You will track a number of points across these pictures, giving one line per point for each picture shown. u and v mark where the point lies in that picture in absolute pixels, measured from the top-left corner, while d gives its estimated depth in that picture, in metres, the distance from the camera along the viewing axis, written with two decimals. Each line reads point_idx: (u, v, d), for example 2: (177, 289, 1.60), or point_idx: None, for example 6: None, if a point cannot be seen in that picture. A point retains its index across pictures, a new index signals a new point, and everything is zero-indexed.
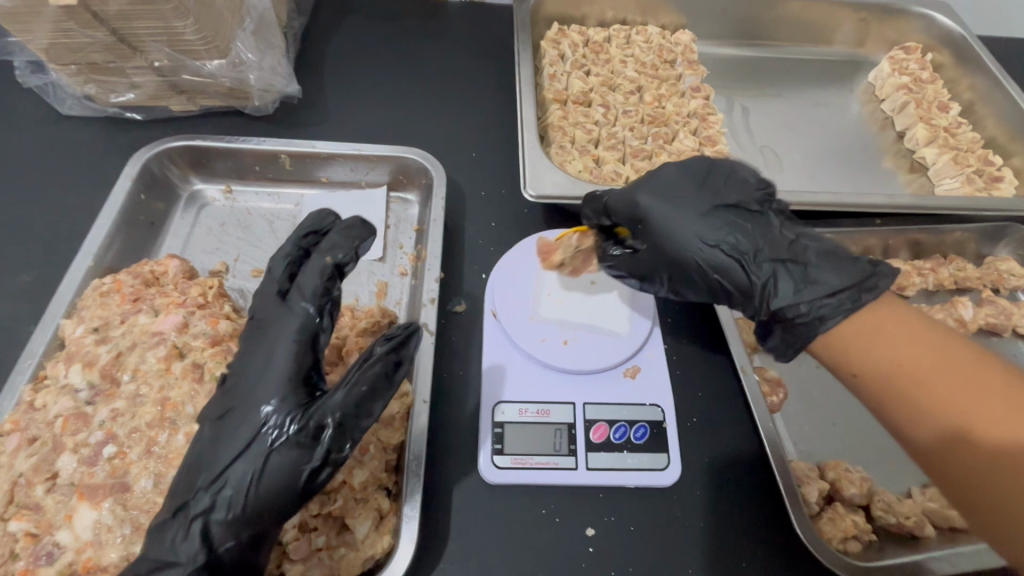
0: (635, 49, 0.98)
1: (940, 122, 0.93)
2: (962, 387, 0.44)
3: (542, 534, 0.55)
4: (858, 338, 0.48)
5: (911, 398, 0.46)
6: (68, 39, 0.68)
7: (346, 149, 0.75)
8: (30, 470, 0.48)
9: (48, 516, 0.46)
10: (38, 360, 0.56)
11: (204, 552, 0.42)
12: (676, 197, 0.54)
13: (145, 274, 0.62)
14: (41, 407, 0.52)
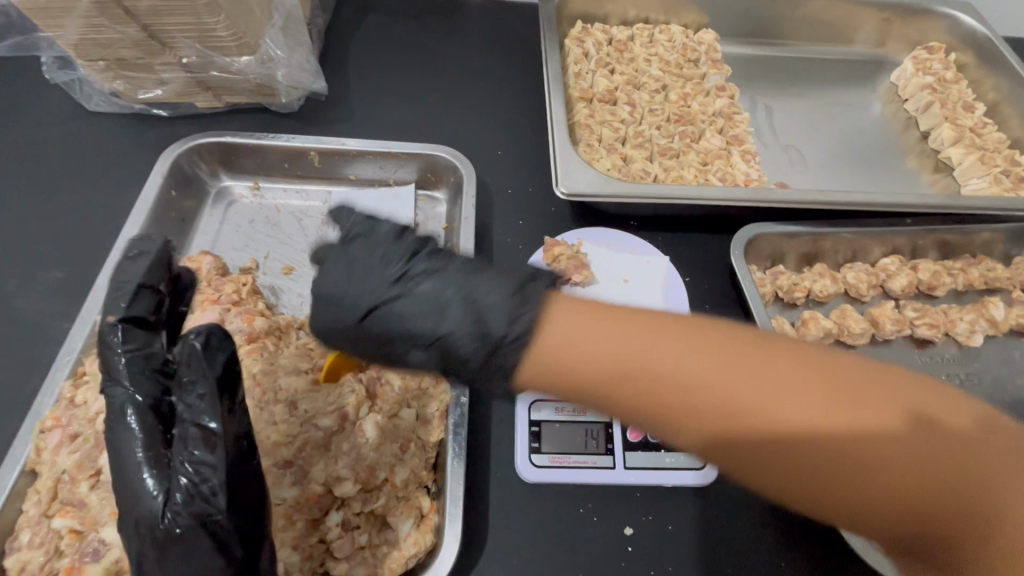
0: (659, 48, 0.98)
1: (965, 122, 0.93)
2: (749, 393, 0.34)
3: (581, 534, 0.55)
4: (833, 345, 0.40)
5: (678, 405, 0.35)
6: (98, 34, 0.68)
7: (375, 146, 0.75)
8: (73, 466, 0.47)
9: (93, 513, 0.46)
10: (76, 358, 0.55)
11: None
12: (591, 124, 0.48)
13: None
14: (81, 403, 0.52)
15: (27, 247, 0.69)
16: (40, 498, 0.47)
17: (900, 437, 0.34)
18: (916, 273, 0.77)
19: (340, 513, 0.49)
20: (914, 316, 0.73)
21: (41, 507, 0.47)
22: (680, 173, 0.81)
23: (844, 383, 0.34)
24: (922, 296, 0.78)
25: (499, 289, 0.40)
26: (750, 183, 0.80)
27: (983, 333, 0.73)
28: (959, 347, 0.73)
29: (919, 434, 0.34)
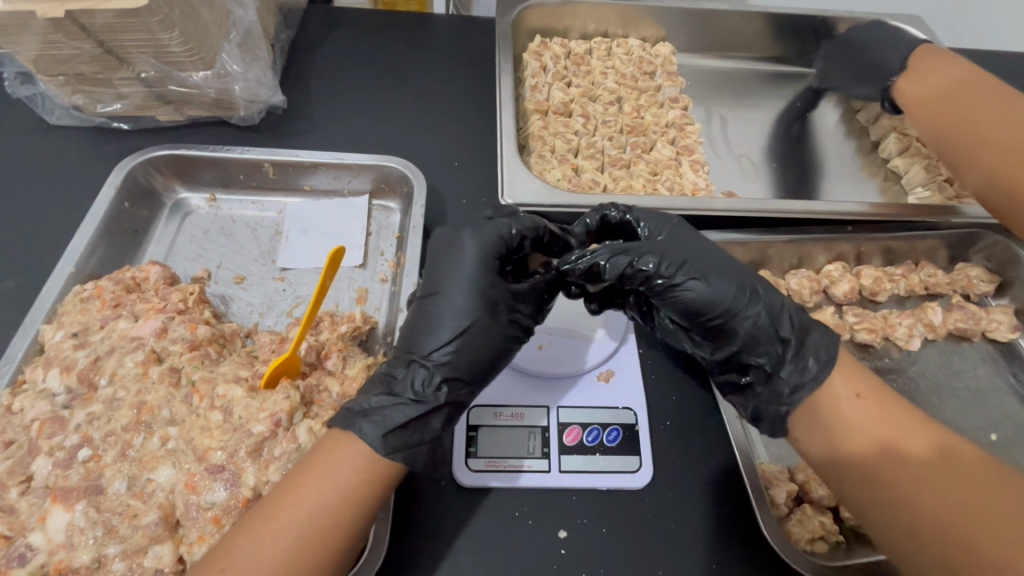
0: (615, 61, 1.00)
1: (912, 132, 0.96)
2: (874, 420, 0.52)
3: (515, 537, 0.56)
4: (833, 400, 0.53)
5: (836, 419, 0.53)
6: (56, 51, 0.70)
7: (328, 158, 0.76)
8: (4, 472, 0.48)
9: (22, 518, 0.47)
10: (17, 365, 0.57)
11: (446, 398, 0.52)
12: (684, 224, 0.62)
13: (126, 280, 0.63)
14: (18, 411, 0.53)
15: None
16: None
17: (915, 459, 0.50)
18: (859, 279, 0.79)
19: None
20: (854, 321, 0.74)
21: None
22: (629, 183, 0.83)
23: (903, 431, 0.51)
24: (865, 301, 0.80)
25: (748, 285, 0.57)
26: (698, 192, 0.82)
27: (921, 337, 0.75)
28: (900, 351, 0.75)
29: (913, 453, 0.50)
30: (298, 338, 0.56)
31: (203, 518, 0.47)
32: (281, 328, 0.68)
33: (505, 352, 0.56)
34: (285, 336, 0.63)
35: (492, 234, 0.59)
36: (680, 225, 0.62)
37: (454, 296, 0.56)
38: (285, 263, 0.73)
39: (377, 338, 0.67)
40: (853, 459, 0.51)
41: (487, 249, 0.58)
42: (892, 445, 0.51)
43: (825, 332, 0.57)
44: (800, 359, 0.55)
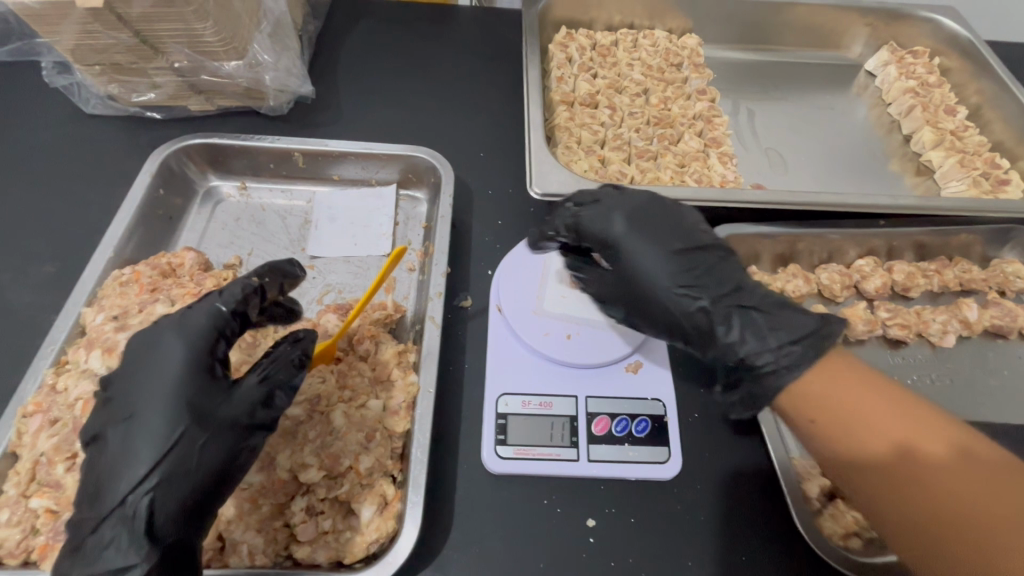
0: (642, 52, 0.99)
1: (946, 125, 0.94)
2: (886, 414, 0.47)
3: (544, 525, 0.56)
4: (850, 409, 0.48)
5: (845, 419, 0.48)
6: (93, 40, 0.71)
7: (357, 147, 0.77)
8: (51, 449, 0.50)
9: (69, 494, 0.48)
10: (59, 346, 0.58)
11: (149, 537, 0.42)
12: (653, 227, 0.58)
13: (162, 265, 0.65)
14: (62, 390, 0.54)
15: (21, 243, 0.72)
16: (19, 478, 0.50)
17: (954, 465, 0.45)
18: (891, 273, 0.78)
19: (306, 498, 0.51)
20: (886, 317, 0.73)
21: (20, 487, 0.49)
22: (656, 175, 0.82)
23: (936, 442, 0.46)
24: (897, 296, 0.79)
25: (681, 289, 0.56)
26: (726, 184, 0.81)
27: (957, 334, 0.74)
28: (933, 348, 0.73)
29: (926, 450, 0.46)
30: (343, 328, 0.59)
31: (240, 497, 0.50)
32: (311, 315, 0.69)
33: (217, 476, 0.44)
34: (318, 323, 0.63)
35: (197, 322, 0.47)
36: (646, 219, 0.58)
37: (137, 405, 0.44)
38: (314, 251, 0.74)
39: (407, 327, 0.68)
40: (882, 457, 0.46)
41: (197, 348, 0.46)
42: (924, 449, 0.46)
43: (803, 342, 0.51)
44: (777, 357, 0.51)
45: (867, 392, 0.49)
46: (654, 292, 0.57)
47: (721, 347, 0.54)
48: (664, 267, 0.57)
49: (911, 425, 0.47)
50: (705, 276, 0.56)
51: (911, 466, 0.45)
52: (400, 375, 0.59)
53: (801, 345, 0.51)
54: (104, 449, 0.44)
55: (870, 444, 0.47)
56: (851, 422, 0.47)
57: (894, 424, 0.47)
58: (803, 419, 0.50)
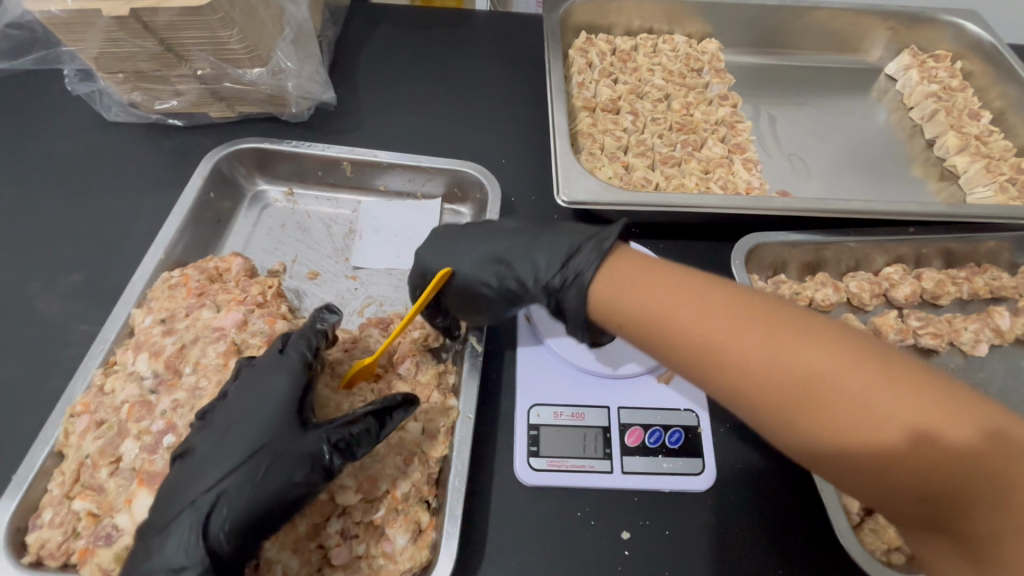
0: (662, 58, 0.99)
1: (970, 130, 0.93)
2: (814, 368, 0.39)
3: (581, 539, 0.55)
4: (764, 372, 0.40)
5: (774, 388, 0.40)
6: (118, 48, 0.71)
7: (406, 159, 0.76)
8: (96, 452, 0.50)
9: (111, 499, 0.48)
10: (109, 346, 0.58)
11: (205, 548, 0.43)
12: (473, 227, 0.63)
13: (210, 270, 0.64)
14: (109, 391, 0.54)
15: (48, 250, 0.72)
16: (63, 478, 0.50)
17: (920, 413, 0.37)
18: (920, 281, 0.77)
19: (341, 521, 0.50)
20: (917, 326, 0.73)
21: (64, 488, 0.50)
22: (681, 181, 0.82)
23: (880, 386, 0.38)
24: (926, 304, 0.78)
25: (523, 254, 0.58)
26: (752, 190, 0.81)
27: (989, 342, 0.73)
28: (964, 357, 0.73)
29: (909, 405, 0.37)
30: (384, 345, 0.57)
31: None
32: (352, 327, 0.68)
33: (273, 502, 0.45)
34: (359, 336, 0.62)
35: (294, 361, 0.51)
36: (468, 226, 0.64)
37: (229, 423, 0.48)
38: (359, 261, 0.73)
39: (448, 345, 0.67)
40: (835, 428, 0.38)
41: (294, 386, 0.49)
42: (879, 406, 0.37)
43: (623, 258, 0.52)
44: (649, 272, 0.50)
45: (785, 348, 0.40)
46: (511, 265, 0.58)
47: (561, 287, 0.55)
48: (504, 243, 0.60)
49: (802, 352, 0.40)
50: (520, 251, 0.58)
51: (838, 406, 0.38)
52: (439, 399, 0.59)
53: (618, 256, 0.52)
54: (192, 457, 0.47)
55: (789, 389, 0.39)
56: (781, 389, 0.40)
57: (805, 359, 0.39)
58: (721, 388, 0.43)
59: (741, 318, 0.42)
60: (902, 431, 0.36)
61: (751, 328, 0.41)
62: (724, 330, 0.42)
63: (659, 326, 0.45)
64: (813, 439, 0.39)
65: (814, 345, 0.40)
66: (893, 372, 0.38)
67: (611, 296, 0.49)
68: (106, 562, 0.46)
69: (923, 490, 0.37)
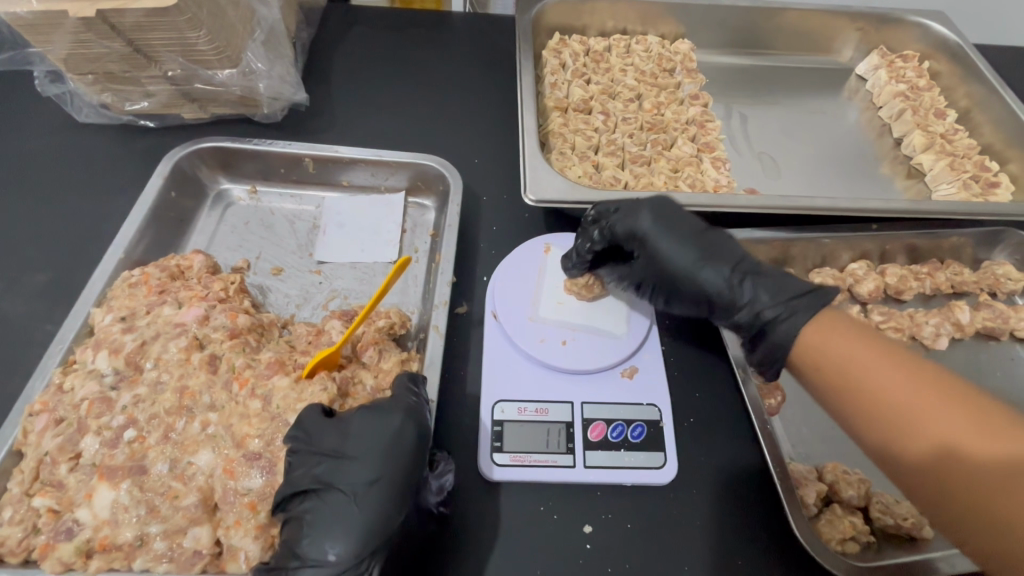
0: (635, 58, 1.00)
1: (936, 129, 0.95)
2: (893, 384, 0.47)
3: (542, 532, 0.56)
4: (845, 376, 0.49)
5: (863, 396, 0.48)
6: (85, 49, 0.71)
7: (367, 154, 0.77)
8: (55, 449, 0.50)
9: (70, 494, 0.49)
10: (68, 346, 0.58)
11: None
12: (671, 218, 0.62)
13: (171, 268, 0.65)
14: (69, 390, 0.54)
15: (16, 251, 0.72)
16: (23, 477, 0.50)
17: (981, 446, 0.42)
18: (884, 277, 0.79)
19: None
20: (879, 321, 0.74)
21: (23, 486, 0.49)
22: (650, 180, 0.83)
23: (950, 417, 0.44)
24: (890, 300, 0.80)
25: (723, 266, 0.59)
26: (719, 189, 0.82)
27: (949, 336, 0.75)
28: (926, 351, 0.74)
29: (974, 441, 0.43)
30: (347, 335, 0.56)
31: (241, 503, 0.48)
32: (316, 320, 0.69)
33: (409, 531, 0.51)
34: (324, 329, 0.62)
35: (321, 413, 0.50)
36: (665, 215, 0.62)
37: (374, 471, 0.47)
38: (322, 256, 0.74)
39: (410, 335, 0.68)
40: (902, 439, 0.46)
41: (364, 427, 0.50)
42: (942, 431, 0.44)
43: (795, 310, 0.54)
44: (797, 307, 0.54)
45: (878, 365, 0.48)
46: (687, 270, 0.60)
47: (739, 313, 0.57)
48: (688, 246, 0.60)
49: (886, 373, 0.48)
50: (717, 259, 0.59)
51: (972, 476, 0.42)
52: None
53: (800, 302, 0.54)
54: (329, 499, 0.47)
55: (929, 449, 0.44)
56: (855, 387, 0.48)
57: (959, 427, 0.44)
58: (809, 363, 0.52)
59: (861, 340, 0.50)
60: (958, 454, 0.43)
61: (909, 386, 0.46)
62: (818, 352, 0.51)
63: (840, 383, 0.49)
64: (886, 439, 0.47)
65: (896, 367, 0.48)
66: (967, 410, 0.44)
67: (808, 348, 0.52)
68: (66, 556, 0.46)
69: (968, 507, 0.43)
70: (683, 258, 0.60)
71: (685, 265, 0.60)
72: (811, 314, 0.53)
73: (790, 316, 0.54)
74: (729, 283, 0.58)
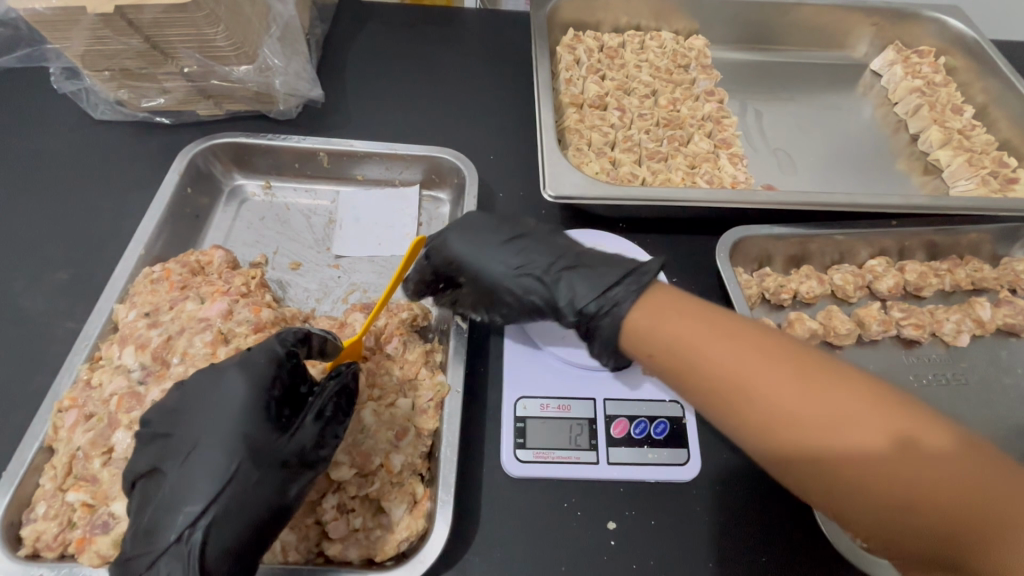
0: (649, 54, 1.00)
1: (953, 125, 0.95)
2: (753, 368, 0.45)
3: (567, 529, 0.56)
4: (688, 367, 0.48)
5: (716, 386, 0.46)
6: (103, 46, 0.70)
7: (382, 147, 0.77)
8: (87, 443, 0.50)
9: (104, 488, 0.49)
10: (93, 342, 0.58)
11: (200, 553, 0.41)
12: (477, 232, 0.62)
13: (191, 263, 0.65)
14: (96, 385, 0.54)
15: (37, 248, 0.72)
16: (56, 472, 0.50)
17: (864, 423, 0.41)
18: (903, 273, 0.78)
19: (336, 496, 0.51)
20: (900, 317, 0.74)
21: (57, 481, 0.50)
22: (668, 175, 0.82)
23: (807, 399, 0.43)
24: (909, 296, 0.79)
25: (545, 263, 0.59)
26: (737, 185, 0.82)
27: (970, 333, 0.74)
28: (946, 347, 0.74)
29: (852, 419, 0.41)
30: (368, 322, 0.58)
31: None
32: (336, 314, 0.69)
33: (276, 502, 0.44)
34: (345, 322, 0.63)
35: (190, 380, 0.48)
36: (468, 232, 0.62)
37: (193, 440, 0.45)
38: (340, 250, 0.74)
39: (431, 327, 0.68)
40: (766, 428, 0.43)
41: (202, 390, 0.47)
42: (800, 416, 0.42)
43: (621, 295, 0.54)
44: (613, 291, 0.55)
45: (731, 350, 0.46)
46: (506, 276, 0.60)
47: (565, 311, 0.58)
48: (501, 251, 0.61)
49: (740, 358, 0.46)
50: (534, 262, 0.60)
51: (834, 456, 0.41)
52: (428, 374, 0.60)
53: (628, 284, 0.54)
54: (161, 475, 0.45)
55: (778, 429, 0.43)
56: (709, 379, 0.46)
57: (815, 404, 0.43)
58: (647, 357, 0.51)
59: (713, 327, 0.48)
60: (826, 435, 0.41)
61: (763, 370, 0.44)
62: (657, 344, 0.50)
63: (689, 371, 0.48)
64: (756, 431, 0.44)
65: (747, 350, 0.46)
66: (826, 385, 0.43)
67: (640, 338, 0.51)
68: (104, 549, 0.46)
69: (840, 490, 0.41)
70: (508, 262, 0.60)
71: (511, 270, 0.60)
72: (635, 293, 0.53)
73: (614, 300, 0.54)
74: (553, 280, 0.58)
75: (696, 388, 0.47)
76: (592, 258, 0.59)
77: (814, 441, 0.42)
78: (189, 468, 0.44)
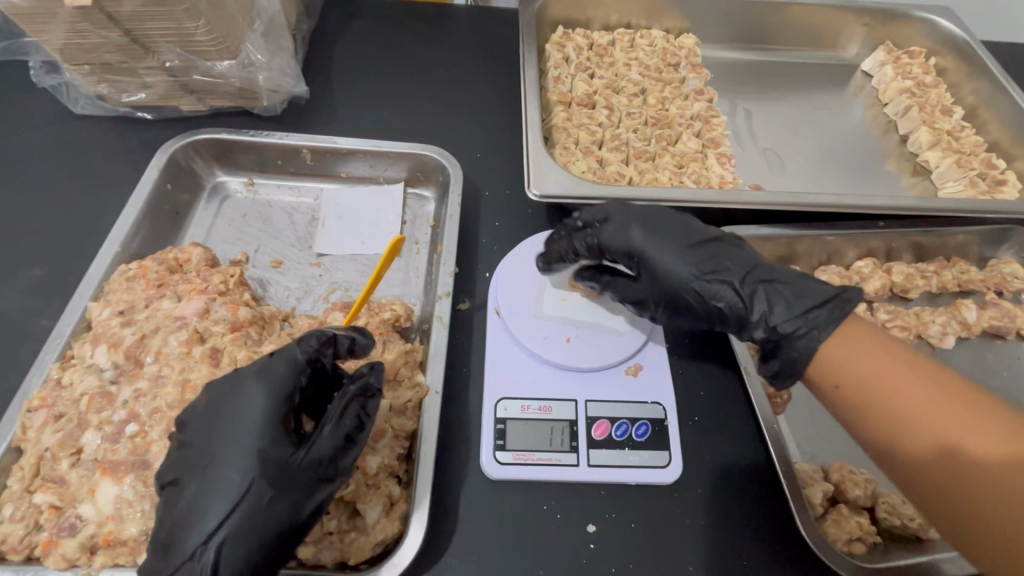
0: (639, 52, 0.99)
1: (942, 125, 0.94)
2: (918, 400, 0.47)
3: (546, 532, 0.55)
4: (885, 398, 0.48)
5: (887, 421, 0.48)
6: (82, 39, 0.69)
7: (365, 144, 0.76)
8: (56, 444, 0.49)
9: (72, 490, 0.48)
10: (65, 340, 0.57)
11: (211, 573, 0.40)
12: (655, 222, 0.58)
13: (169, 261, 0.64)
14: (67, 384, 0.54)
15: (13, 244, 0.70)
16: (23, 473, 0.49)
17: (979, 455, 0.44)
18: (890, 275, 0.78)
19: None
20: (885, 318, 0.74)
21: (24, 483, 0.49)
22: (654, 175, 0.82)
23: (947, 431, 0.45)
24: (896, 298, 0.79)
25: (689, 270, 0.56)
26: (725, 185, 0.81)
27: (956, 335, 0.74)
28: (933, 350, 0.73)
29: (995, 458, 0.44)
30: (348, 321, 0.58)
31: None
32: (318, 313, 0.68)
33: (290, 518, 0.43)
34: (325, 321, 0.62)
35: (215, 385, 0.47)
36: (657, 223, 0.58)
37: (211, 454, 0.44)
38: (322, 248, 0.73)
39: (414, 326, 0.67)
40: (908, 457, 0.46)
41: (225, 400, 0.46)
42: (950, 446, 0.45)
43: (810, 324, 0.51)
44: (808, 318, 0.52)
45: (938, 387, 0.47)
46: (687, 281, 0.56)
47: (752, 324, 0.54)
48: (673, 250, 0.57)
49: (916, 394, 0.47)
50: (685, 268, 0.56)
51: (963, 466, 0.44)
52: (407, 375, 0.59)
53: (826, 311, 0.52)
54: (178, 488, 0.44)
55: (926, 457, 0.46)
56: (887, 420, 0.48)
57: (943, 420, 0.46)
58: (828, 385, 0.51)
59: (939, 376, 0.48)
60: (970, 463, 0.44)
61: (947, 407, 0.46)
62: (843, 375, 0.50)
63: (876, 409, 0.48)
64: (917, 465, 0.46)
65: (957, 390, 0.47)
66: (971, 419, 0.45)
67: (827, 368, 0.51)
68: (70, 552, 0.45)
69: (986, 526, 0.43)
70: (685, 262, 0.56)
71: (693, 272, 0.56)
72: (835, 324, 0.51)
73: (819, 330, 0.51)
74: (741, 291, 0.55)
75: (875, 427, 0.48)
76: (723, 287, 0.55)
77: (958, 475, 0.44)
78: (208, 484, 0.42)
